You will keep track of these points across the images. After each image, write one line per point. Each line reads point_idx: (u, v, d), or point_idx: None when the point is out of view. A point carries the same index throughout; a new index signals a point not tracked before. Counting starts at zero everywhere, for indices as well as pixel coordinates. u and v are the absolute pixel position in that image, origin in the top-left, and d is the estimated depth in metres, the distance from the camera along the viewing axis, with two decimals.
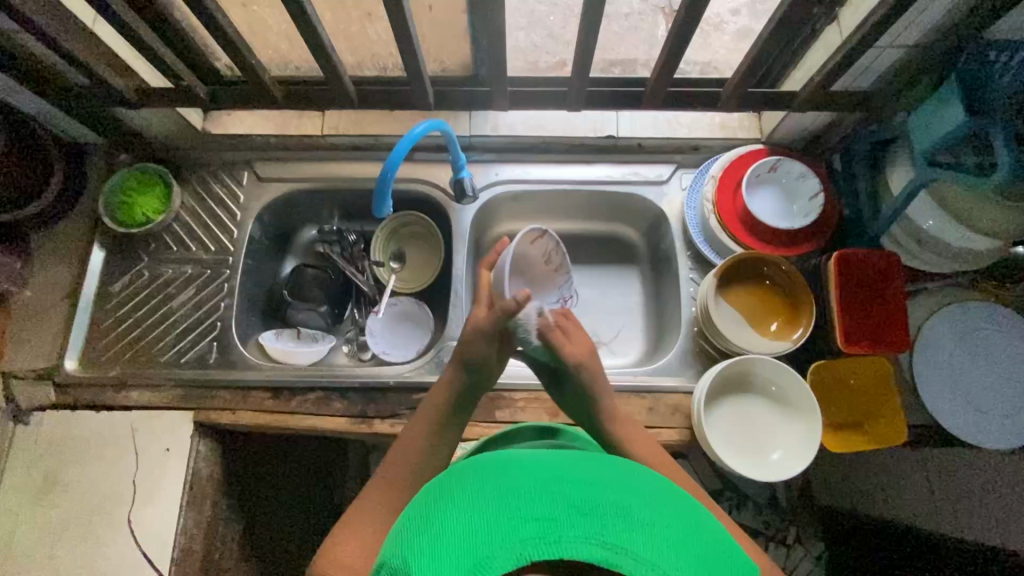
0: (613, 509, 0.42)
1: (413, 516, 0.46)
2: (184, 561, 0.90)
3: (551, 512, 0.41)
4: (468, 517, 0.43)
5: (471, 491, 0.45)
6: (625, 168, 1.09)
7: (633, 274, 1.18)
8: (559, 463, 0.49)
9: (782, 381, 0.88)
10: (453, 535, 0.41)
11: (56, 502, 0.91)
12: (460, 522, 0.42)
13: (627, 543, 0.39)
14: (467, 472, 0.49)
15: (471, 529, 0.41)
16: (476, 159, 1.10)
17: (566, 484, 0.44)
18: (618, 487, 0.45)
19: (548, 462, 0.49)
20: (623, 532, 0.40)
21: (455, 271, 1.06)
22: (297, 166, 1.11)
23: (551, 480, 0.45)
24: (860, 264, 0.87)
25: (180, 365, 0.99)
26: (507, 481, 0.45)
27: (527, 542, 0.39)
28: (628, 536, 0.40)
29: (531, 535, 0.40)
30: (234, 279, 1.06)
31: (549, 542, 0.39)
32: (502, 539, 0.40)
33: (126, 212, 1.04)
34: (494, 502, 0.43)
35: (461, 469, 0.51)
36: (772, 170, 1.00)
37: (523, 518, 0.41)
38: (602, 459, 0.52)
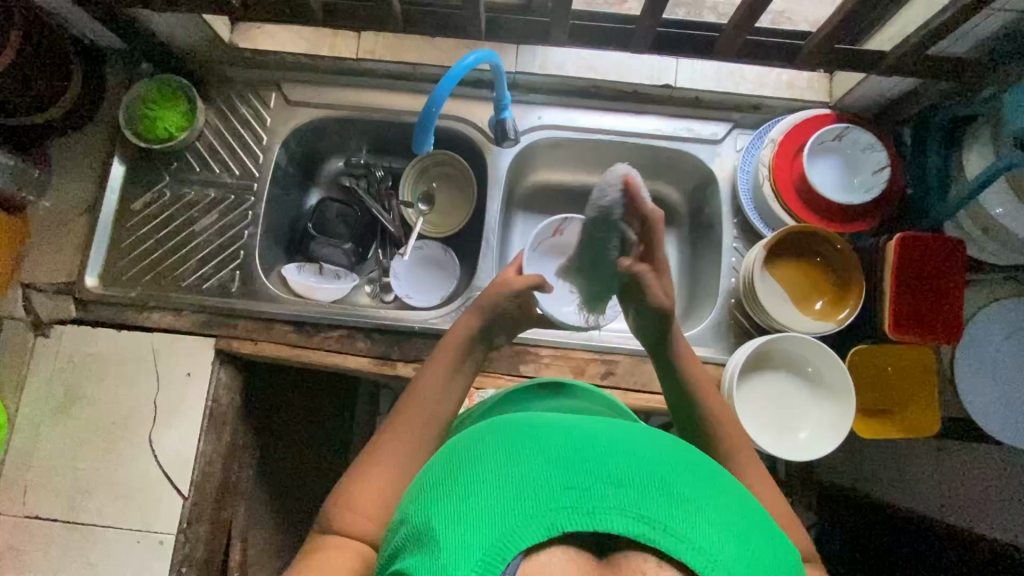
0: (643, 479, 0.43)
1: (438, 474, 0.47)
2: (204, 484, 0.91)
3: (584, 481, 0.42)
4: (497, 481, 0.43)
5: (497, 455, 0.46)
6: (678, 123, 1.02)
7: (669, 237, 1.14)
8: (583, 425, 0.50)
9: (820, 362, 0.85)
10: (484, 498, 0.42)
11: (79, 415, 0.92)
12: (486, 485, 0.43)
13: (663, 516, 0.40)
14: (492, 432, 0.50)
15: (500, 495, 0.42)
16: (519, 100, 1.03)
17: (599, 451, 0.45)
18: (650, 455, 0.46)
19: (576, 426, 0.49)
20: (658, 505, 0.41)
21: (488, 217, 1.01)
22: (329, 91, 1.04)
23: (583, 447, 0.46)
24: (921, 246, 0.82)
25: (202, 291, 0.97)
26: (535, 445, 0.46)
27: (562, 512, 0.40)
28: (664, 509, 0.41)
29: (565, 504, 0.41)
30: (259, 207, 1.01)
31: (583, 513, 0.40)
32: (534, 507, 0.41)
33: (149, 127, 0.99)
34: (523, 466, 0.44)
35: (487, 426, 0.52)
36: (837, 138, 0.94)
37: (555, 486, 0.42)
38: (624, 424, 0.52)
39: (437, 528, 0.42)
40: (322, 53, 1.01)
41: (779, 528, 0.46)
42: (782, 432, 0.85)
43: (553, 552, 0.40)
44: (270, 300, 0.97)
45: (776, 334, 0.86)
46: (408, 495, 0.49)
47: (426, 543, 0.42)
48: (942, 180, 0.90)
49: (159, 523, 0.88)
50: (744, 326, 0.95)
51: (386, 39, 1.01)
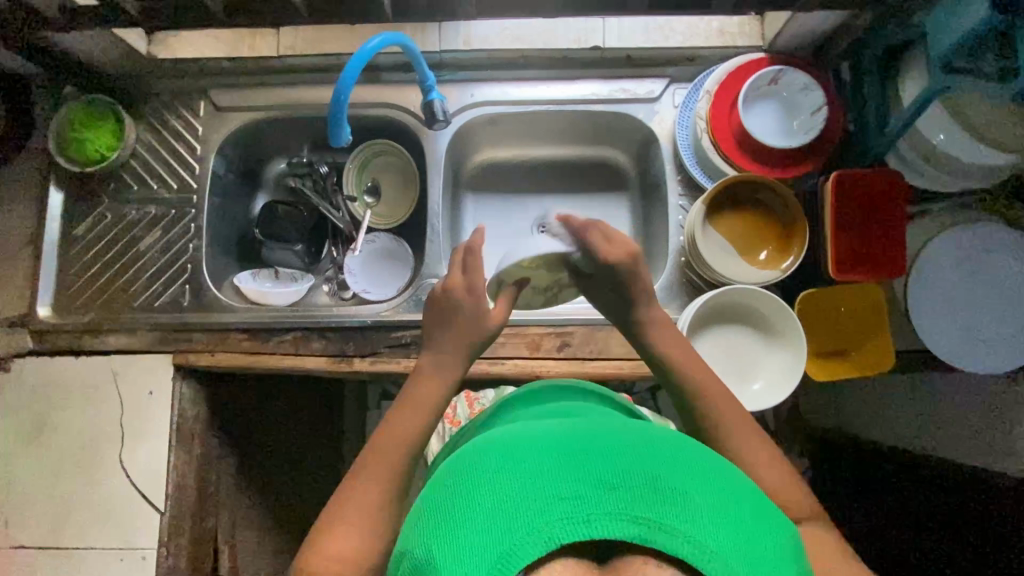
0: (633, 482, 0.46)
1: (437, 500, 0.49)
2: (179, 496, 0.93)
3: (576, 491, 0.45)
4: (493, 503, 0.46)
5: (490, 475, 0.48)
6: (613, 84, 1.00)
7: (622, 202, 1.12)
8: (571, 434, 0.53)
9: (775, 315, 0.84)
10: (484, 520, 0.45)
11: (48, 444, 0.93)
12: (483, 507, 0.46)
13: (655, 516, 0.43)
14: (483, 452, 0.52)
15: (499, 516, 0.44)
16: (449, 79, 1.01)
17: (587, 459, 0.48)
18: (636, 455, 0.49)
19: (562, 436, 0.52)
20: (647, 505, 0.44)
21: (431, 205, 1.00)
22: (255, 92, 1.03)
23: (571, 458, 0.48)
24: (861, 184, 0.81)
25: (155, 309, 0.97)
26: (527, 462, 0.48)
27: (559, 524, 0.43)
28: (655, 508, 0.44)
29: (561, 516, 0.44)
30: (201, 219, 1.01)
31: (579, 522, 0.43)
32: (531, 524, 0.43)
33: (80, 149, 0.98)
34: (517, 485, 0.46)
35: (477, 446, 0.54)
36: (772, 83, 0.92)
37: (551, 500, 0.44)
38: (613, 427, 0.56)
39: (441, 556, 0.44)
40: (244, 55, 1.00)
41: (771, 510, 0.50)
42: (737, 384, 0.86)
43: (555, 565, 0.42)
44: (223, 310, 0.97)
45: (724, 288, 0.85)
46: (409, 523, 0.51)
47: (431, 570, 0.44)
48: (881, 113, 0.87)
49: (140, 539, 0.90)
50: (695, 283, 0.94)
51: (305, 31, 0.98)
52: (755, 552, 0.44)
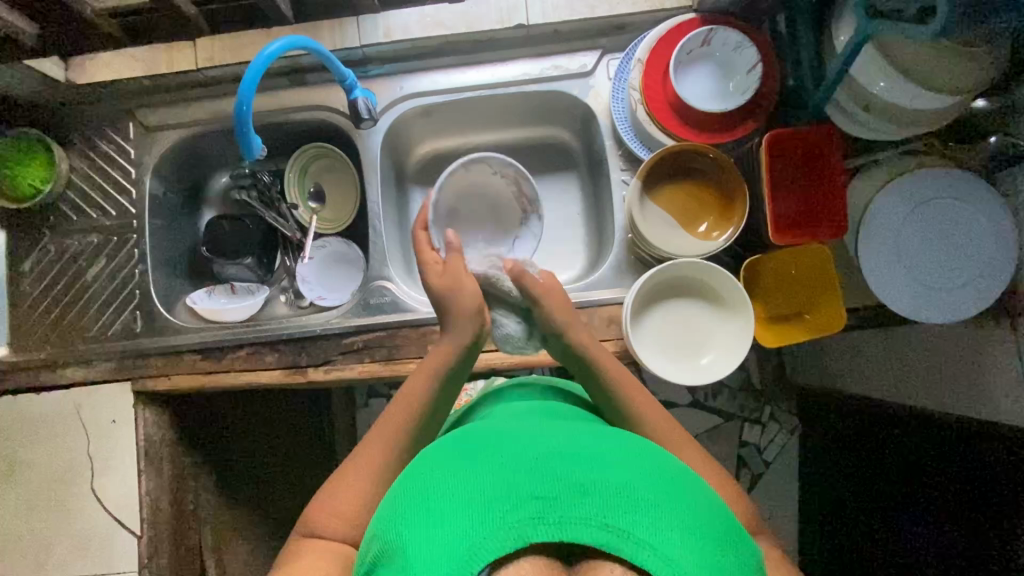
0: (607, 488, 0.48)
1: (417, 491, 0.52)
2: (154, 518, 0.94)
3: (550, 493, 0.47)
4: (469, 497, 0.48)
5: (470, 474, 0.50)
6: (545, 62, 0.97)
7: (572, 180, 1.10)
8: (555, 440, 0.55)
9: (719, 285, 0.83)
10: (457, 514, 0.47)
11: (22, 480, 0.95)
12: (460, 502, 0.48)
13: (624, 523, 0.45)
14: (466, 452, 0.54)
15: (472, 512, 0.47)
16: (375, 73, 0.98)
17: (567, 466, 0.50)
18: (614, 468, 0.50)
19: (544, 444, 0.54)
20: (620, 513, 0.46)
21: (370, 205, 0.98)
22: (183, 108, 1.01)
23: (551, 461, 0.50)
24: (795, 143, 0.79)
25: (108, 337, 0.97)
26: (507, 463, 0.51)
27: (528, 523, 0.45)
28: (625, 516, 0.45)
29: (533, 516, 0.45)
30: (143, 243, 1.00)
31: (548, 523, 0.45)
32: (502, 521, 0.45)
33: (11, 185, 0.97)
34: (495, 485, 0.48)
35: (461, 444, 0.57)
36: (704, 45, 0.88)
37: (524, 499, 0.46)
38: (598, 437, 0.58)
39: (414, 543, 0.47)
40: (162, 71, 0.97)
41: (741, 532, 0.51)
42: (688, 358, 0.84)
43: (521, 564, 0.44)
44: (176, 332, 0.97)
45: (667, 262, 0.84)
46: (384, 515, 0.53)
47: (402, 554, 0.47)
48: (816, 65, 0.83)
49: (120, 563, 0.93)
50: (644, 259, 0.92)
51: (223, 41, 0.96)
52: (717, 564, 0.45)
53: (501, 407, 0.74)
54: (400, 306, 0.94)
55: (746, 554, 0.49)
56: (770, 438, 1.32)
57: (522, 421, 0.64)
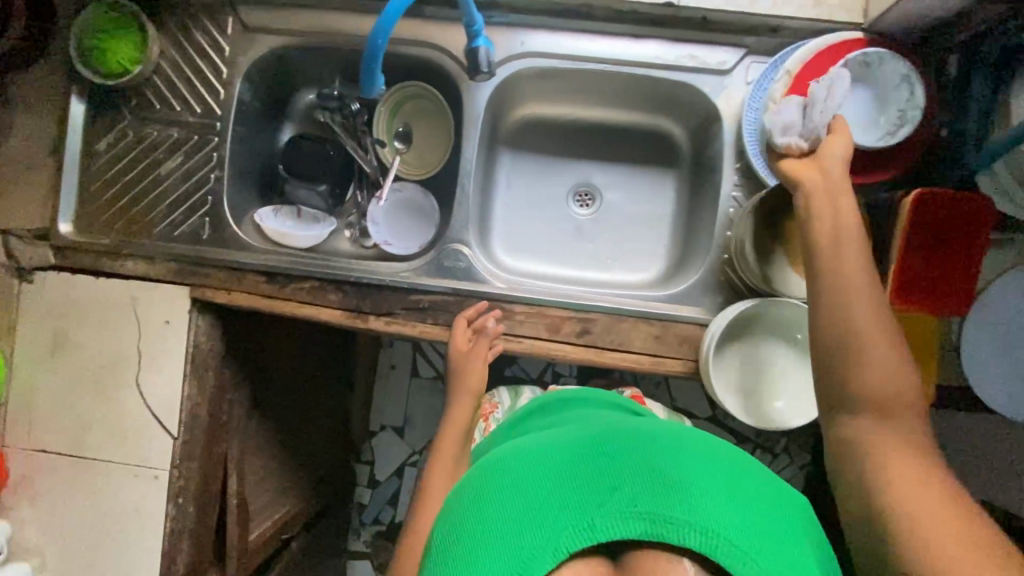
0: (635, 480, 0.50)
1: (458, 509, 0.55)
2: (191, 423, 0.95)
3: (580, 498, 0.50)
4: (500, 512, 0.51)
5: (498, 492, 0.53)
6: (680, 49, 0.88)
7: (669, 179, 1.04)
8: (577, 442, 0.58)
9: (809, 330, 0.79)
10: (491, 531, 0.50)
11: (69, 358, 0.95)
12: (495, 514, 0.51)
13: (657, 510, 0.47)
14: (491, 471, 0.58)
15: (508, 525, 0.50)
16: (497, 21, 0.90)
17: (586, 467, 0.53)
18: (632, 456, 0.53)
19: (561, 449, 0.57)
20: (648, 500, 0.48)
21: (463, 161, 0.92)
22: (287, 14, 0.94)
23: (576, 467, 0.53)
24: (942, 210, 0.72)
25: (173, 238, 0.95)
26: (534, 473, 0.53)
27: (564, 531, 0.48)
28: (652, 501, 0.48)
29: (568, 522, 0.48)
30: (224, 148, 0.96)
31: (585, 527, 0.47)
32: (538, 530, 0.48)
33: (98, 58, 0.92)
34: (525, 495, 0.51)
35: (484, 466, 0.60)
36: (865, 68, 0.80)
37: (557, 508, 0.49)
38: (624, 431, 0.60)
39: (460, 564, 0.49)
40: None
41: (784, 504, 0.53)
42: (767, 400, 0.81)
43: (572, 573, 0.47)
44: (241, 249, 0.95)
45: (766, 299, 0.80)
46: (434, 537, 0.56)
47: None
48: (983, 124, 0.76)
49: (154, 459, 0.94)
50: (735, 284, 0.88)
51: None
52: (757, 531, 0.47)
53: (540, 427, 0.76)
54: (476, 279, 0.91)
55: (790, 521, 0.51)
56: (781, 471, 1.33)
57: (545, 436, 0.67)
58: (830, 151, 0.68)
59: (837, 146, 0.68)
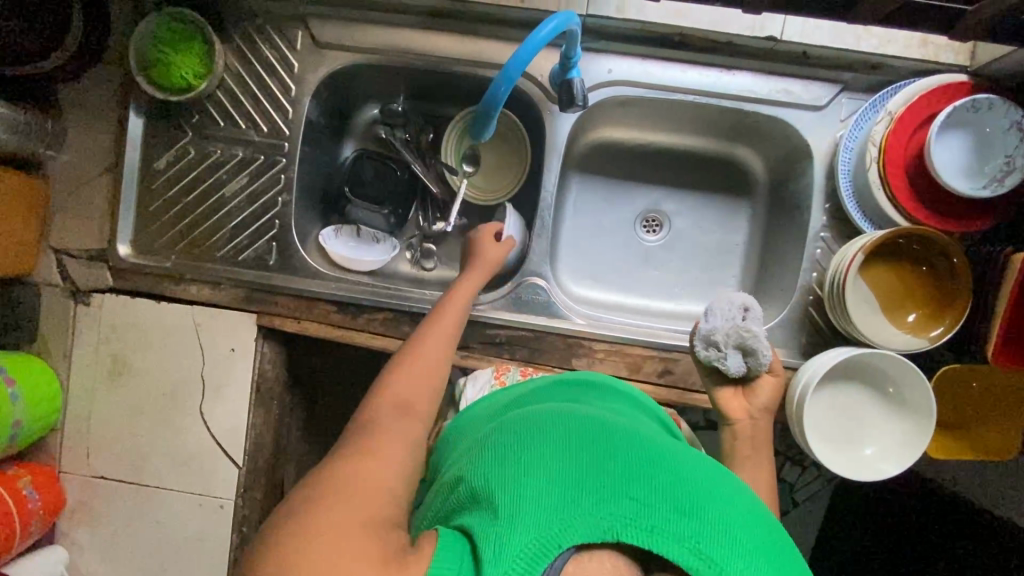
0: (711, 513, 0.44)
1: (503, 457, 0.50)
2: (256, 453, 0.93)
3: (646, 496, 0.45)
4: (561, 469, 0.47)
5: (564, 451, 0.49)
6: (775, 82, 0.85)
7: (743, 209, 1.02)
8: (652, 445, 0.53)
9: (903, 383, 0.78)
10: (544, 482, 0.46)
11: (129, 384, 0.92)
12: (545, 474, 0.46)
13: (719, 556, 0.42)
14: (562, 426, 0.53)
15: (557, 489, 0.45)
16: (585, 46, 0.86)
17: (656, 470, 0.48)
18: (717, 497, 0.47)
19: (644, 447, 0.51)
20: (716, 548, 0.42)
21: (543, 192, 0.90)
22: (361, 30, 0.90)
23: (646, 467, 0.48)
24: None
25: (238, 263, 0.91)
26: (602, 452, 0.49)
27: (620, 521, 0.43)
28: (719, 550, 0.42)
29: (625, 516, 0.43)
30: (291, 169, 0.92)
31: (640, 526, 0.43)
32: (589, 505, 0.44)
33: (164, 73, 0.87)
34: (588, 469, 0.47)
35: (557, 415, 0.55)
36: (973, 112, 0.78)
37: (619, 495, 0.44)
38: (699, 458, 0.54)
39: (499, 501, 0.45)
40: None
41: None
42: (849, 447, 0.81)
43: (602, 558, 0.42)
44: (310, 276, 0.91)
45: (860, 347, 0.78)
46: (462, 479, 0.52)
47: (486, 506, 0.46)
48: None
49: (218, 489, 0.92)
50: (820, 326, 0.86)
51: None
52: None
53: (595, 398, 0.69)
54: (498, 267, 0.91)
55: None
56: None
57: (617, 417, 0.61)
58: (758, 396, 0.75)
59: (764, 392, 0.75)
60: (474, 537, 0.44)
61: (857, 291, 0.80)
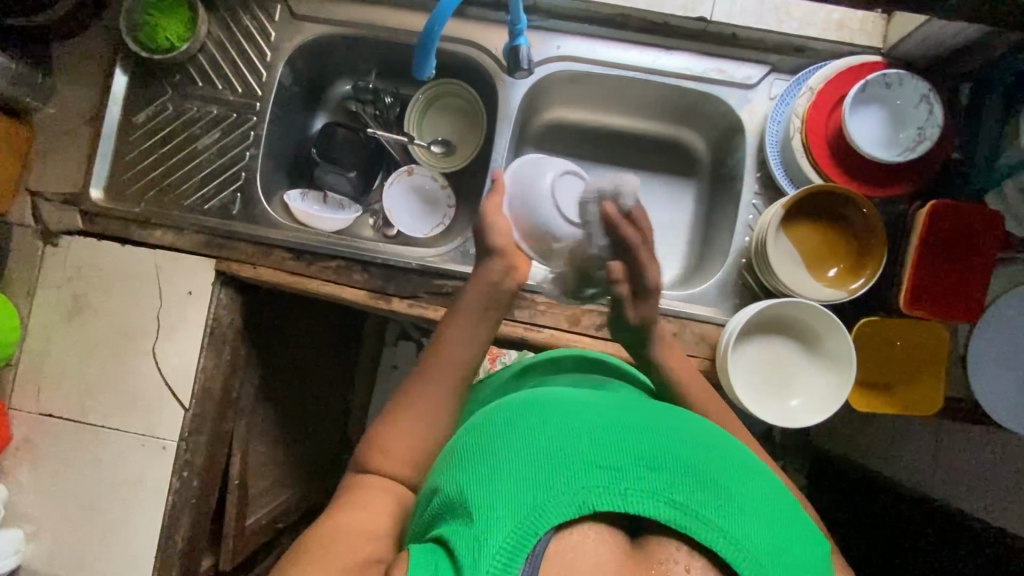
0: (673, 465, 0.48)
1: (476, 445, 0.52)
2: (204, 397, 0.95)
3: (614, 463, 0.48)
4: (524, 459, 0.48)
5: (524, 436, 0.50)
6: (710, 62, 0.93)
7: (689, 187, 1.07)
8: (612, 408, 0.55)
9: (826, 332, 0.81)
10: (512, 475, 0.48)
11: (85, 323, 0.95)
12: (517, 459, 0.49)
13: (689, 501, 0.46)
14: (519, 408, 0.54)
15: (530, 472, 0.47)
16: (536, 25, 0.95)
17: (618, 433, 0.50)
18: (675, 443, 0.50)
19: (599, 410, 0.54)
20: (681, 491, 0.46)
21: (495, 155, 0.96)
22: (335, 6, 0.98)
23: (611, 432, 0.50)
24: (958, 219, 0.76)
25: (203, 212, 0.97)
26: (567, 425, 0.51)
27: (592, 491, 0.46)
28: (687, 494, 0.46)
29: (599, 485, 0.46)
30: (261, 128, 0.99)
31: (614, 494, 0.46)
32: (563, 484, 0.46)
33: (150, 35, 0.95)
34: (557, 446, 0.49)
35: (511, 402, 0.57)
36: (886, 87, 0.84)
37: (589, 468, 0.47)
38: (657, 411, 0.57)
39: (474, 501, 0.47)
40: None
41: (807, 519, 0.52)
42: (776, 398, 0.83)
43: (585, 532, 0.45)
44: (270, 226, 0.96)
45: (781, 299, 0.82)
46: (444, 466, 0.54)
47: (461, 512, 0.47)
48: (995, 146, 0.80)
49: (162, 430, 0.93)
50: (751, 287, 0.90)
51: None
52: (782, 551, 0.46)
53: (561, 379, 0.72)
54: (548, 236, 0.73)
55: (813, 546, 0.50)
56: None
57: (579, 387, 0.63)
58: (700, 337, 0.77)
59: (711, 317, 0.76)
60: (455, 543, 0.45)
61: (782, 246, 0.85)
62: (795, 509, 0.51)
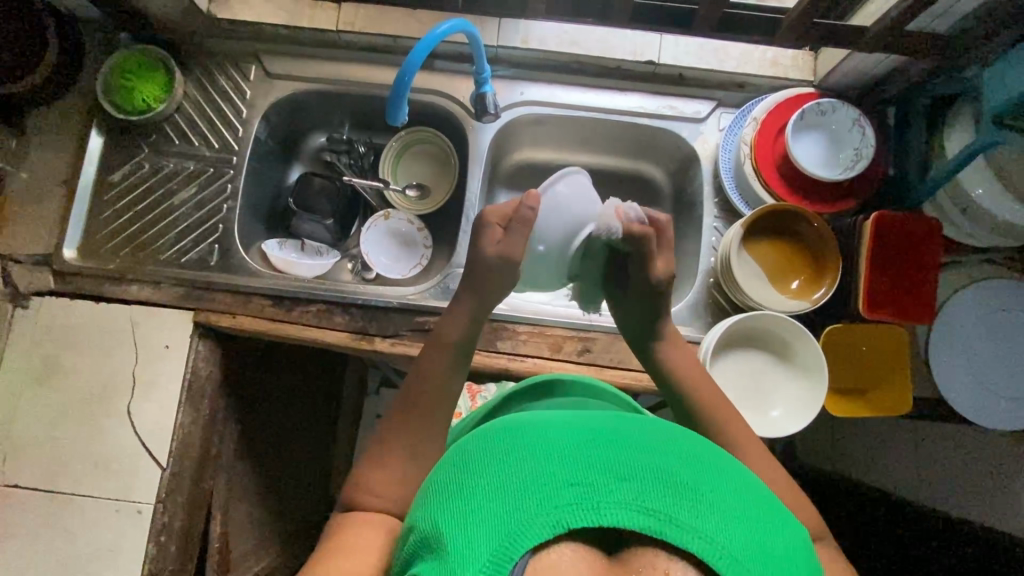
0: (648, 473, 0.44)
1: (449, 476, 0.48)
2: (182, 454, 0.92)
3: (587, 477, 0.43)
4: (499, 485, 0.44)
5: (498, 461, 0.46)
6: (661, 100, 1.01)
7: (653, 215, 1.12)
8: (586, 422, 0.51)
9: (793, 340, 0.85)
10: (485, 503, 0.43)
11: (55, 386, 0.92)
12: (489, 488, 0.44)
13: (665, 507, 0.41)
14: (495, 433, 0.50)
15: (503, 498, 0.43)
16: (501, 74, 1.02)
17: (589, 447, 0.46)
18: (650, 449, 0.46)
19: (576, 425, 0.49)
20: (658, 498, 0.42)
21: (469, 194, 1.01)
22: (307, 64, 1.04)
23: (584, 447, 0.46)
24: (898, 228, 0.82)
25: (181, 264, 0.97)
26: (539, 444, 0.46)
27: (567, 508, 0.41)
28: (666, 502, 0.42)
29: (570, 501, 0.42)
30: (238, 181, 1.01)
31: (588, 509, 0.41)
32: (536, 507, 0.41)
33: (126, 97, 0.98)
34: (527, 469, 0.44)
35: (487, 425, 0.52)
36: (821, 113, 0.92)
37: (561, 485, 0.42)
38: (633, 421, 0.52)
39: (447, 535, 0.43)
40: (301, 24, 1.00)
41: (792, 516, 0.47)
42: (759, 410, 0.86)
43: (564, 548, 0.40)
44: (248, 275, 0.97)
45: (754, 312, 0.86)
46: (419, 499, 0.50)
47: (436, 547, 0.43)
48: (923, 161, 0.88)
49: (139, 493, 0.89)
50: (721, 305, 0.94)
51: (366, 10, 1.00)
52: (766, 552, 0.41)
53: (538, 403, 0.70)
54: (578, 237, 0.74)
55: (798, 543, 0.45)
56: None
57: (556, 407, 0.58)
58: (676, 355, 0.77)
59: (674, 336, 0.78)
60: None
61: (744, 263, 0.90)
62: (782, 510, 0.47)
